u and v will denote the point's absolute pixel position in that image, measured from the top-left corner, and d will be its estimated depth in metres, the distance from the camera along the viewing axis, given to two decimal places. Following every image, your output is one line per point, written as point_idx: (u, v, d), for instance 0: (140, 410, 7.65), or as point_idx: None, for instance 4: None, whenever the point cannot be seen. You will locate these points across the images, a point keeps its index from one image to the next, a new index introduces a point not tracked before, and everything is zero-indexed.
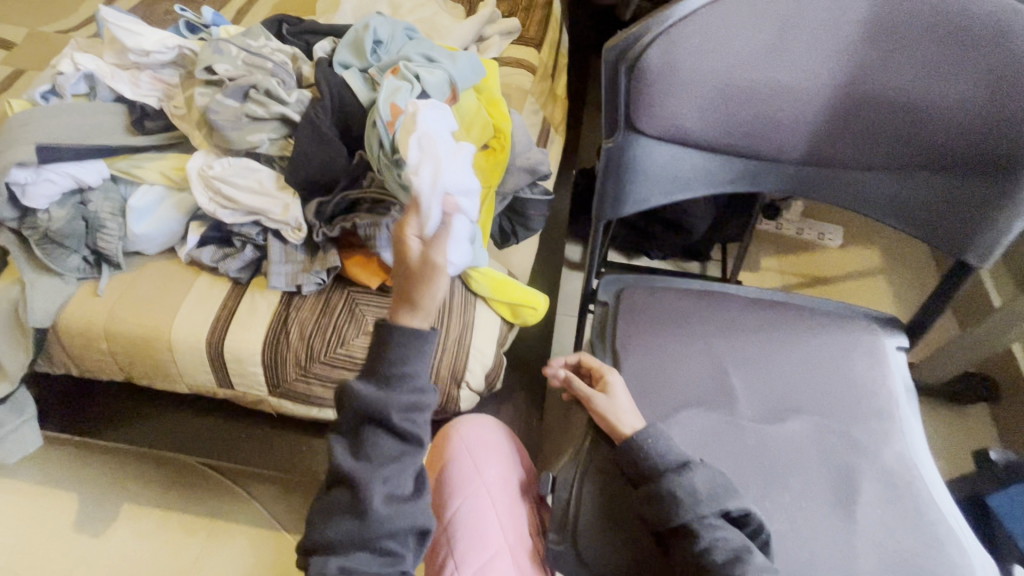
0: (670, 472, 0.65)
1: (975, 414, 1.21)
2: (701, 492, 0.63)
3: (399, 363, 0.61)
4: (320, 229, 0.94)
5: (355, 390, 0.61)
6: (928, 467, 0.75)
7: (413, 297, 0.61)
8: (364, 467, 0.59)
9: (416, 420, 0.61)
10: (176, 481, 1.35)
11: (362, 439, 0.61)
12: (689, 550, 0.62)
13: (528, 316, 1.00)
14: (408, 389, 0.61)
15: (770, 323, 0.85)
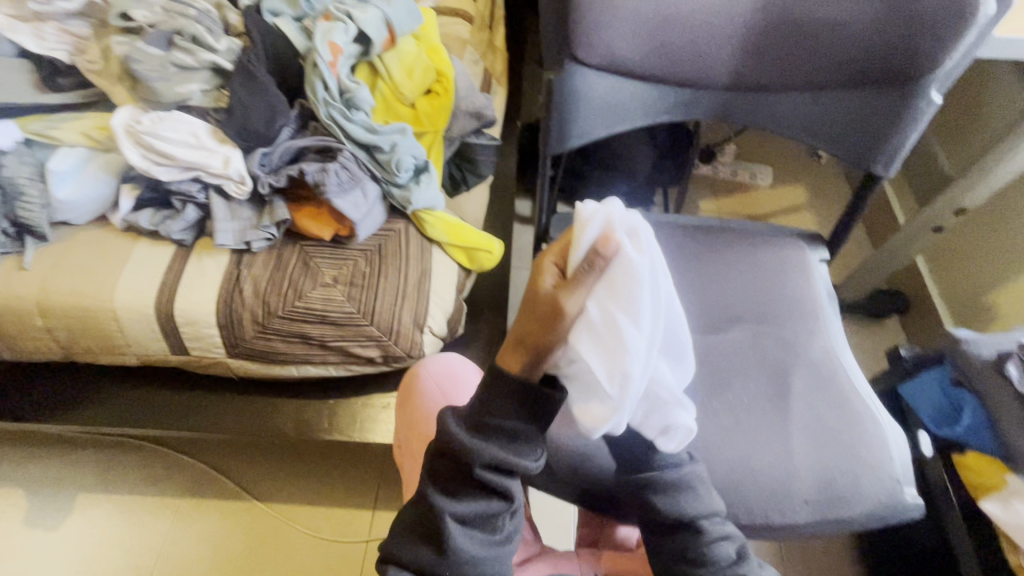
0: (676, 470, 0.61)
1: (890, 325, 1.35)
2: (706, 494, 0.61)
3: (500, 416, 0.57)
4: (265, 179, 0.92)
5: (449, 430, 0.58)
6: (851, 361, 0.84)
7: (534, 337, 0.55)
8: (448, 509, 0.58)
9: (507, 474, 0.59)
10: (133, 465, 1.30)
11: (449, 480, 0.59)
12: (688, 550, 0.59)
13: (485, 261, 1.02)
14: (507, 441, 0.58)
15: (707, 245, 0.93)
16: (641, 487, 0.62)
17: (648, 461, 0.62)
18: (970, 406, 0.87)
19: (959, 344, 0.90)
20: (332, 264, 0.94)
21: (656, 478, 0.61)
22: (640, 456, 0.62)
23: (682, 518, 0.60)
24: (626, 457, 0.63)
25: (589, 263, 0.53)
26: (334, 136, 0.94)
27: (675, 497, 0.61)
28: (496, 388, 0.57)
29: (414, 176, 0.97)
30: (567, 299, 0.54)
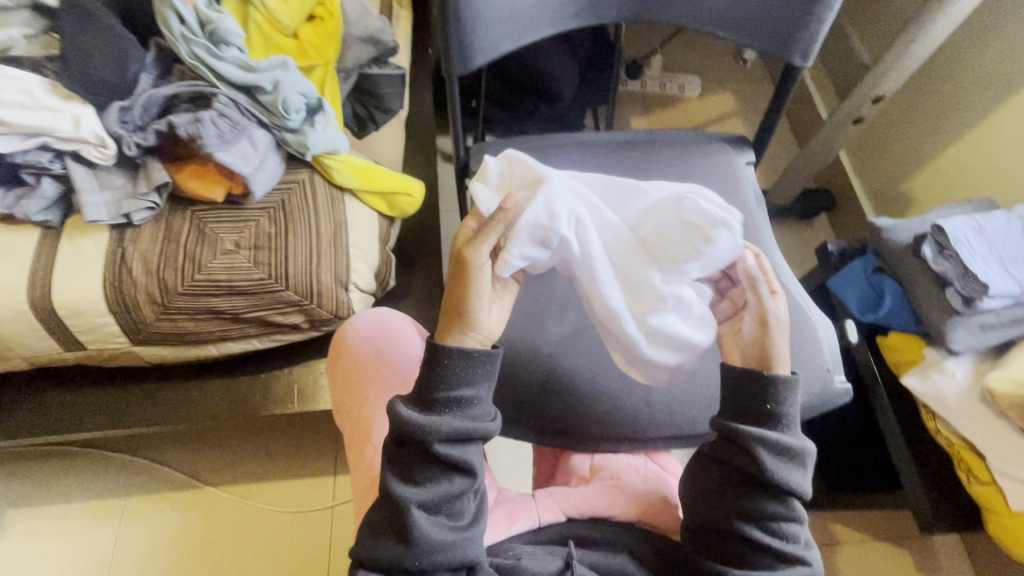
0: (796, 442, 0.60)
1: (819, 224, 1.38)
2: (808, 477, 0.60)
3: (450, 388, 0.58)
4: (129, 139, 0.79)
5: (400, 413, 0.57)
6: (779, 262, 0.85)
7: (459, 300, 0.60)
8: (412, 494, 0.56)
9: (467, 448, 0.58)
10: (64, 472, 1.21)
11: (410, 466, 0.57)
12: (766, 517, 0.58)
13: (405, 205, 0.95)
14: (460, 413, 0.58)
15: (631, 162, 0.90)
16: (760, 442, 0.59)
17: (781, 421, 0.61)
18: (892, 289, 0.91)
19: (879, 233, 0.92)
20: (231, 229, 0.84)
21: (780, 440, 0.59)
22: (778, 415, 0.61)
23: (782, 486, 0.58)
24: (757, 408, 0.61)
25: (489, 216, 0.60)
26: (204, 79, 0.83)
27: (786, 464, 0.59)
28: (435, 360, 0.59)
29: (309, 117, 0.87)
30: (469, 250, 0.59)
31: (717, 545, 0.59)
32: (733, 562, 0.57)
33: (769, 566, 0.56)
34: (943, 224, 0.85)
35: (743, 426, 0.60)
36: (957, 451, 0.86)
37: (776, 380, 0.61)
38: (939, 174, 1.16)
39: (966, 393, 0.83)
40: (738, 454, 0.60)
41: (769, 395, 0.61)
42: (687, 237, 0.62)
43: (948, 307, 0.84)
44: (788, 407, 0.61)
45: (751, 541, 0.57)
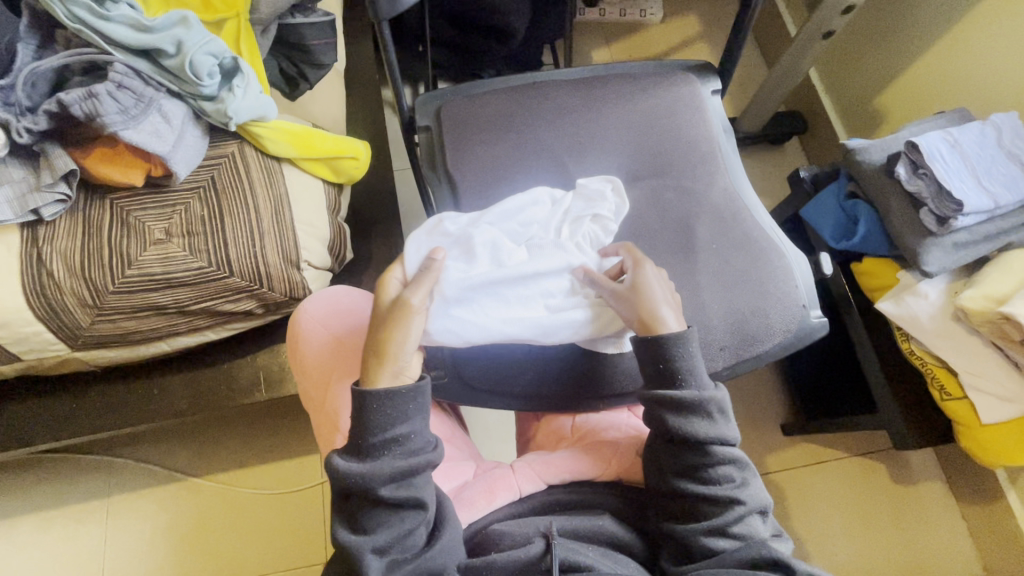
0: (700, 393, 0.59)
1: (791, 149, 1.34)
2: (724, 421, 0.59)
3: (381, 429, 0.56)
4: (18, 123, 0.70)
5: (335, 464, 0.56)
6: (751, 197, 0.81)
7: (385, 344, 0.59)
8: (363, 540, 0.54)
9: (413, 484, 0.56)
10: (35, 481, 1.13)
11: (356, 514, 0.56)
12: (694, 468, 0.58)
13: (351, 170, 0.87)
14: (399, 451, 0.56)
15: (589, 100, 0.83)
16: (665, 404, 0.59)
17: (680, 377, 0.59)
18: (867, 214, 0.88)
19: (851, 155, 0.88)
20: (158, 216, 0.76)
21: (681, 397, 0.58)
22: (675, 372, 0.59)
23: (696, 439, 0.58)
24: (655, 371, 0.60)
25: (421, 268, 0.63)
26: (94, 45, 0.73)
27: (694, 418, 0.58)
28: (362, 405, 0.56)
29: (225, 81, 0.77)
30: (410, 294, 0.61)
31: (663, 504, 0.60)
32: (679, 518, 0.58)
33: (707, 515, 0.57)
34: (917, 141, 0.81)
35: (652, 392, 0.60)
36: (929, 369, 0.86)
37: (668, 339, 0.59)
38: (911, 87, 1.11)
39: (939, 313, 0.83)
40: (650, 420, 0.60)
41: (662, 356, 0.59)
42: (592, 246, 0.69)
43: (922, 229, 0.81)
44: (685, 361, 0.60)
45: (686, 494, 0.58)
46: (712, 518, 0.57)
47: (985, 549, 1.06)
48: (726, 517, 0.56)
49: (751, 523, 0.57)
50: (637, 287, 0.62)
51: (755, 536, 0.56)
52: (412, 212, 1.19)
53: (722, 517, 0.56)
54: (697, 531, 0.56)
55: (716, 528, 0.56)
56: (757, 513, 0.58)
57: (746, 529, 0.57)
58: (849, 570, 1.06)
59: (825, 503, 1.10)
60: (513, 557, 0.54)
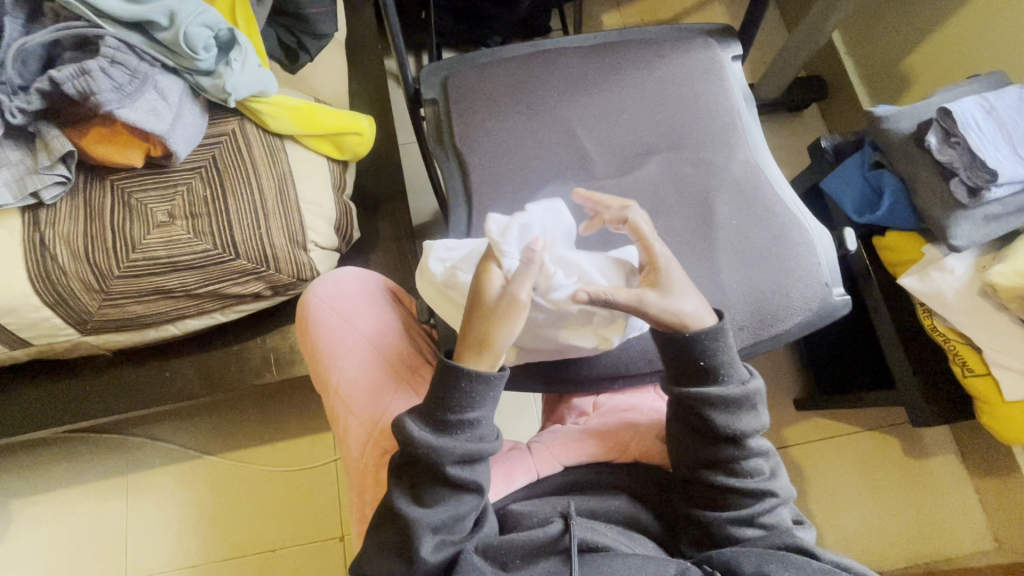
0: (739, 389, 0.58)
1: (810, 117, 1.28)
2: (761, 412, 0.59)
3: (459, 409, 0.56)
4: (11, 102, 0.68)
5: (409, 430, 0.56)
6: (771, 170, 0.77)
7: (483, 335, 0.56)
8: (420, 514, 0.55)
9: (475, 469, 0.56)
10: (55, 458, 1.15)
11: (419, 485, 0.56)
12: (726, 460, 0.58)
13: (356, 146, 0.84)
14: (469, 435, 0.56)
15: (603, 69, 0.79)
16: (705, 402, 0.58)
17: (719, 373, 0.59)
18: (892, 186, 0.85)
19: (878, 123, 0.84)
20: (160, 198, 0.74)
21: (720, 394, 0.58)
22: (715, 368, 0.58)
23: (732, 433, 0.58)
24: (694, 368, 0.59)
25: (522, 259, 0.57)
26: (84, 18, 0.70)
27: (733, 413, 0.58)
28: (449, 380, 0.56)
29: (223, 55, 0.74)
30: (516, 287, 0.56)
31: (688, 492, 0.60)
32: (705, 505, 0.58)
33: (737, 506, 0.57)
34: (951, 107, 0.77)
35: (691, 389, 0.58)
36: (951, 344, 0.84)
37: (708, 336, 0.58)
38: (942, 49, 1.05)
39: (965, 289, 0.80)
40: (684, 414, 0.59)
41: (700, 351, 0.58)
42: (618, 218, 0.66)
43: (952, 201, 0.78)
44: (725, 356, 0.59)
45: (716, 485, 0.58)
46: (742, 508, 0.57)
47: (997, 522, 1.06)
48: (755, 508, 0.57)
49: (778, 512, 0.58)
50: (669, 289, 0.59)
51: (780, 524, 0.57)
52: (418, 188, 1.16)
53: (750, 509, 0.57)
54: (726, 521, 0.56)
55: (745, 518, 0.56)
56: (784, 502, 0.59)
57: (774, 519, 0.57)
58: (858, 541, 1.06)
59: (836, 476, 1.10)
60: (532, 536, 0.54)
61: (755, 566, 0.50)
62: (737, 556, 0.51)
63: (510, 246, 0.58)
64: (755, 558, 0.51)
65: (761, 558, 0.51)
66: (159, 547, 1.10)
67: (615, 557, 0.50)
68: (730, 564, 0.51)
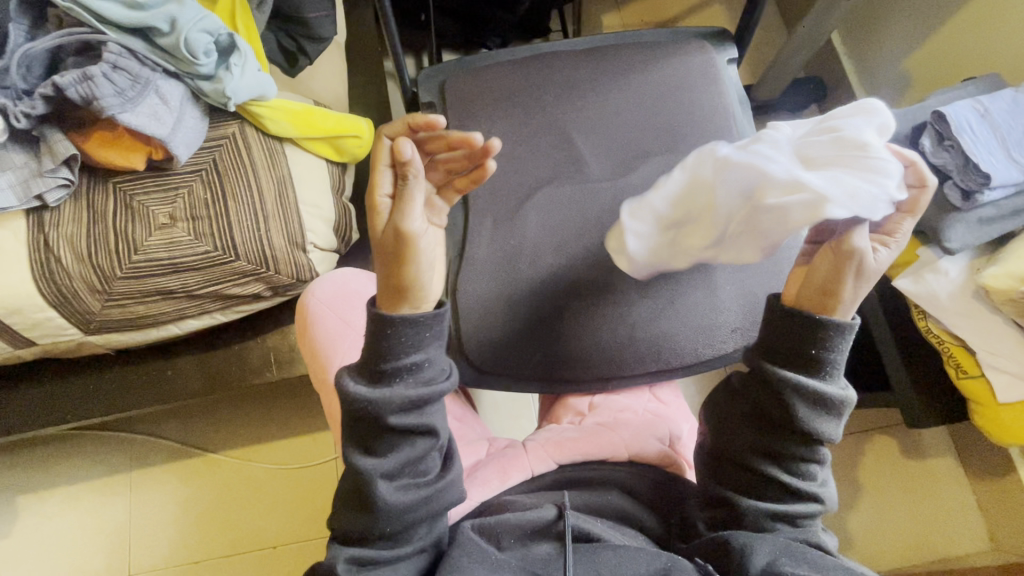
0: (836, 392, 0.56)
1: (809, 118, 1.28)
2: (842, 424, 0.57)
3: (395, 356, 0.53)
4: (15, 107, 0.69)
5: (345, 385, 0.54)
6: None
7: (390, 274, 0.53)
8: (374, 464, 0.54)
9: (425, 412, 0.55)
10: (60, 455, 1.17)
11: (370, 439, 0.55)
12: (789, 457, 0.56)
13: (354, 148, 0.85)
14: (412, 380, 0.54)
15: (599, 72, 0.79)
16: (800, 393, 0.55)
17: (824, 369, 0.55)
18: None
19: None
20: (162, 201, 0.76)
21: (817, 389, 0.55)
22: (822, 363, 0.55)
23: (812, 433, 0.55)
24: (795, 352, 0.55)
25: (397, 174, 0.51)
26: (86, 24, 0.71)
27: (821, 414, 0.55)
28: (379, 332, 0.53)
29: (223, 59, 0.75)
30: (403, 218, 0.51)
31: (728, 475, 0.59)
32: (743, 493, 0.57)
33: (774, 500, 0.56)
34: (945, 111, 0.77)
35: (790, 373, 0.55)
36: (945, 346, 0.84)
37: (832, 326, 0.54)
38: (940, 51, 1.05)
39: (960, 292, 0.81)
40: (770, 398, 0.56)
41: (812, 339, 0.55)
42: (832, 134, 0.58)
43: (946, 204, 0.78)
44: (834, 353, 0.55)
45: (767, 477, 0.56)
46: (776, 503, 0.56)
47: (993, 522, 1.06)
48: (794, 508, 0.56)
49: (816, 518, 0.57)
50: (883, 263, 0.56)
51: (809, 526, 0.57)
52: None
53: (792, 508, 0.56)
54: (763, 513, 0.56)
55: (776, 514, 0.56)
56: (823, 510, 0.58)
57: (806, 520, 0.57)
58: (853, 540, 1.07)
59: (832, 475, 1.11)
60: (527, 518, 0.54)
61: (768, 556, 0.50)
62: (750, 543, 0.51)
63: (384, 170, 0.52)
64: (768, 547, 0.51)
65: (776, 550, 0.51)
66: (162, 542, 1.12)
67: (609, 548, 0.51)
68: (745, 548, 0.51)
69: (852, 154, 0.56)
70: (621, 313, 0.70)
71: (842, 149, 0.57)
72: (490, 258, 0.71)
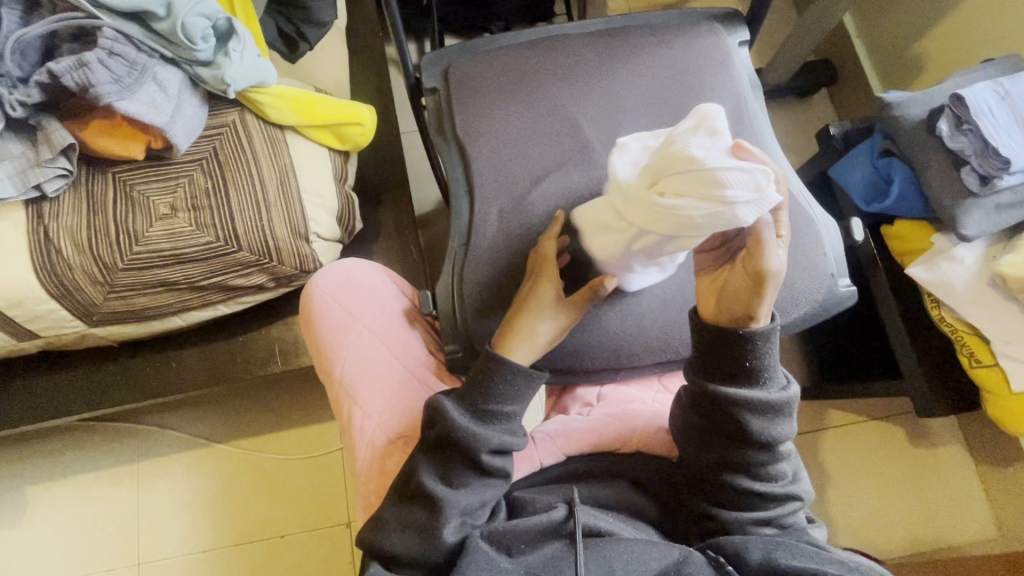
0: (780, 394, 0.57)
1: (819, 103, 1.26)
2: (792, 422, 0.58)
3: (500, 400, 0.59)
4: (11, 96, 0.68)
5: (449, 413, 0.58)
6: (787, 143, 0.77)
7: (529, 327, 0.62)
8: (450, 494, 0.56)
9: (506, 458, 0.59)
10: (67, 447, 1.17)
11: (448, 468, 0.57)
12: (752, 464, 0.57)
13: (356, 136, 0.84)
14: (502, 427, 0.59)
15: (607, 56, 0.77)
16: (742, 405, 0.56)
17: (763, 377, 0.57)
18: (901, 174, 0.83)
19: (888, 109, 0.82)
20: (162, 190, 0.74)
21: (761, 398, 0.56)
22: (760, 371, 0.57)
23: (764, 439, 0.56)
24: (733, 368, 0.57)
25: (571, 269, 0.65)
26: (80, 8, 0.69)
27: (770, 419, 0.57)
28: (498, 370, 0.59)
29: (221, 44, 0.74)
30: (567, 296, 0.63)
31: (702, 491, 0.59)
32: (723, 505, 0.58)
33: (756, 507, 0.57)
34: (964, 93, 0.75)
35: (727, 390, 0.57)
36: (960, 336, 0.83)
37: (760, 343, 0.56)
38: (956, 32, 1.02)
39: (975, 280, 0.79)
40: (716, 413, 0.57)
41: (748, 353, 0.56)
42: (668, 145, 0.52)
43: (962, 189, 0.77)
44: (770, 359, 0.57)
45: (736, 488, 0.57)
46: (760, 509, 0.57)
47: (1002, 510, 1.06)
48: (777, 510, 0.57)
49: (798, 513, 0.58)
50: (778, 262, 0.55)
51: (798, 525, 0.58)
52: (420, 178, 1.16)
53: (770, 512, 0.57)
54: (746, 521, 0.57)
55: (763, 518, 0.57)
56: (803, 504, 0.59)
57: (790, 518, 0.57)
58: (860, 529, 1.07)
59: (840, 465, 1.10)
60: (533, 521, 0.54)
61: (762, 552, 0.50)
62: (744, 543, 0.51)
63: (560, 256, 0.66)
64: (761, 542, 0.51)
65: (770, 545, 0.50)
66: (171, 533, 1.12)
67: (616, 542, 0.51)
68: (739, 549, 0.51)
69: (687, 170, 0.51)
70: (631, 303, 0.69)
71: (674, 167, 0.52)
72: (497, 248, 0.70)
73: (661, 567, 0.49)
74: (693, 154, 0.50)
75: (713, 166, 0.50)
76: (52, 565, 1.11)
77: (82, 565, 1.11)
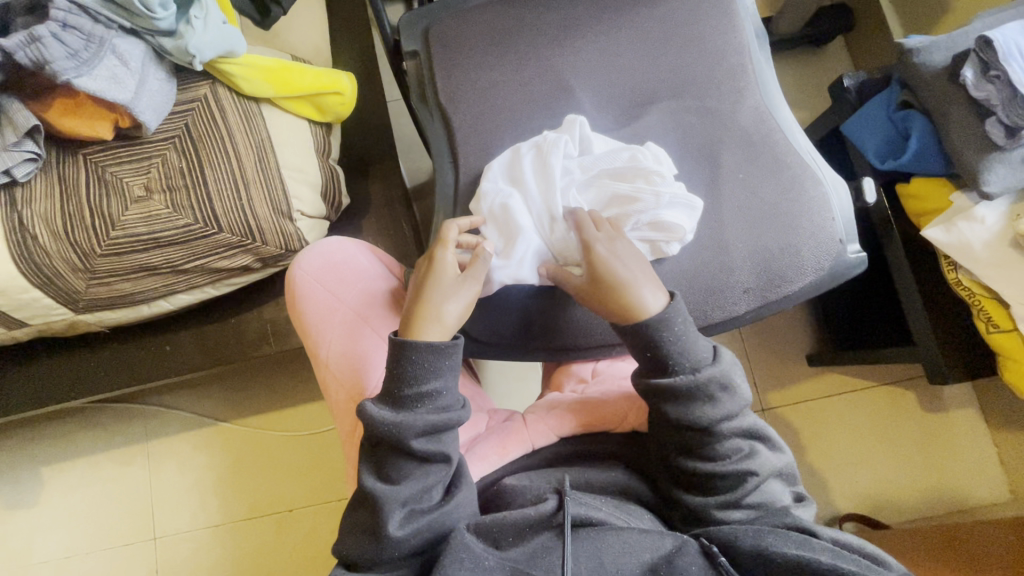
0: (685, 378, 0.54)
1: (835, 52, 1.17)
2: (730, 397, 0.55)
3: (417, 381, 0.55)
4: None
5: (368, 411, 0.55)
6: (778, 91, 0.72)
7: (425, 311, 0.59)
8: (386, 489, 0.54)
9: (443, 439, 0.56)
10: (79, 429, 1.19)
11: (384, 463, 0.55)
12: (700, 446, 0.55)
13: (336, 107, 0.79)
14: (432, 406, 0.56)
15: (599, 9, 0.71)
16: (659, 393, 0.55)
17: (669, 364, 0.55)
18: (920, 128, 0.77)
19: (909, 56, 0.76)
20: (135, 172, 0.72)
21: (667, 386, 0.54)
22: (661, 359, 0.55)
23: (692, 424, 0.54)
24: (642, 358, 0.56)
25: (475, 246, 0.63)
26: None
27: (688, 404, 0.54)
28: (402, 353, 0.56)
29: (183, 11, 0.69)
30: (472, 271, 0.60)
31: (671, 474, 0.58)
32: (689, 489, 0.56)
33: (720, 489, 0.55)
34: (992, 35, 0.68)
35: (643, 380, 0.56)
36: (976, 300, 0.79)
37: (645, 326, 0.55)
38: None
39: (995, 241, 0.75)
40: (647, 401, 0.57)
41: (646, 343, 0.55)
42: (620, 175, 0.62)
43: (987, 142, 0.71)
44: (673, 343, 0.54)
45: (695, 472, 0.55)
46: (725, 491, 0.55)
47: (1015, 474, 1.04)
48: (741, 490, 0.54)
49: (769, 494, 0.56)
50: (594, 275, 0.57)
51: (773, 503, 0.55)
52: (411, 148, 1.11)
53: (737, 492, 0.54)
54: (710, 504, 0.54)
55: (727, 501, 0.54)
56: (774, 479, 0.57)
57: (763, 498, 0.55)
58: (869, 497, 1.05)
59: (849, 433, 1.08)
60: (524, 513, 0.52)
61: (753, 540, 0.48)
62: (735, 530, 0.49)
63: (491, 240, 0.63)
64: (751, 532, 0.48)
65: (760, 532, 0.48)
66: (183, 510, 1.15)
67: (612, 532, 0.50)
68: (731, 538, 0.49)
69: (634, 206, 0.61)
70: None
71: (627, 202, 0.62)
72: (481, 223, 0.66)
73: (654, 559, 0.48)
74: (646, 198, 0.61)
75: (658, 207, 0.61)
76: (72, 542, 1.15)
77: (100, 542, 1.14)
